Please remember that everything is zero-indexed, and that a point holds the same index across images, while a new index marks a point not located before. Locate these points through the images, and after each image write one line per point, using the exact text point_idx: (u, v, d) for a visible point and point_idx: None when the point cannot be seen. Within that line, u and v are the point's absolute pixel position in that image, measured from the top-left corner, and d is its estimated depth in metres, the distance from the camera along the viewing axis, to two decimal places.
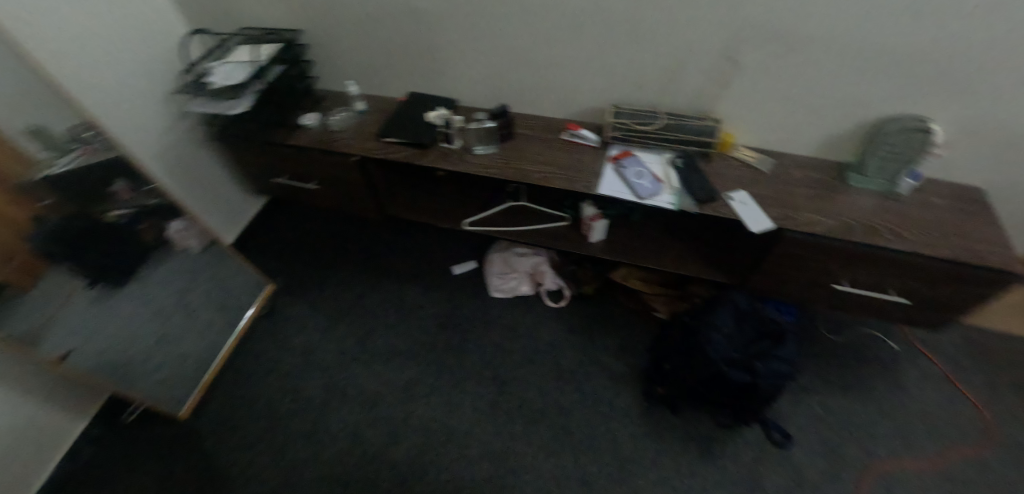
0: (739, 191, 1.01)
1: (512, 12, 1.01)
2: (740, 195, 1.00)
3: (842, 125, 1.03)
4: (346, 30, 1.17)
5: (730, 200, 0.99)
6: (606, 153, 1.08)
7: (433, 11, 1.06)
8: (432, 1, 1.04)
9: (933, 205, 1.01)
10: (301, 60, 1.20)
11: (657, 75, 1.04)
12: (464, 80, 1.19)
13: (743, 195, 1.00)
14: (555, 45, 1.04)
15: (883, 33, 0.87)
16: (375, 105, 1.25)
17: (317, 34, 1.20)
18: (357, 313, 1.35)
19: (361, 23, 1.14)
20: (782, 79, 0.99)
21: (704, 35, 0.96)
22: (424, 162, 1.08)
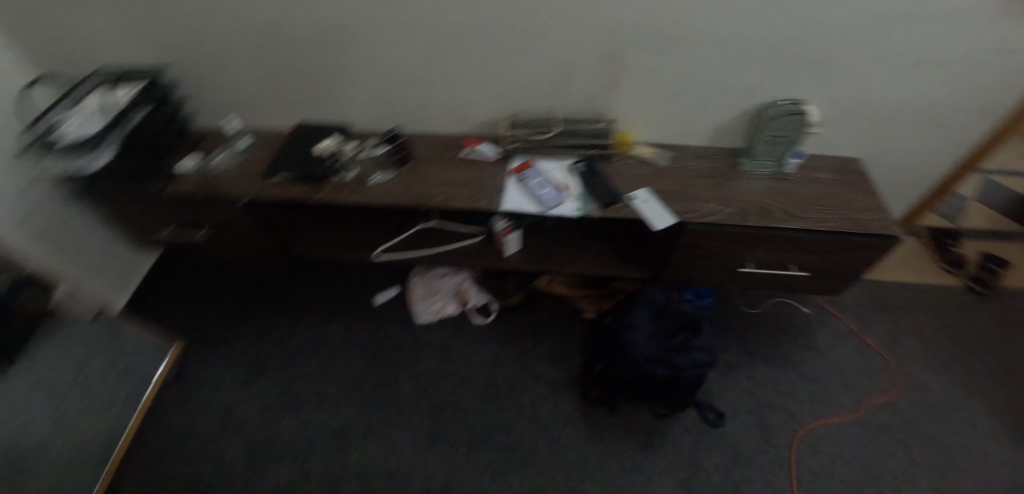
0: (641, 190, 1.02)
1: (388, 31, 0.96)
2: (644, 194, 1.00)
3: (727, 114, 1.06)
4: (214, 65, 1.08)
5: (634, 201, 1.00)
6: (506, 167, 1.07)
7: (305, 37, 0.99)
8: (301, 28, 0.98)
9: (816, 180, 1.07)
10: (170, 101, 1.12)
11: (546, 84, 1.04)
12: (354, 104, 1.13)
13: (646, 194, 1.01)
14: (442, 62, 1.01)
15: (751, 25, 0.90)
16: (263, 141, 1.18)
17: (183, 71, 1.11)
18: (279, 363, 1.30)
19: (229, 55, 1.06)
20: (665, 76, 1.00)
21: (583, 40, 0.95)
22: (317, 198, 1.03)
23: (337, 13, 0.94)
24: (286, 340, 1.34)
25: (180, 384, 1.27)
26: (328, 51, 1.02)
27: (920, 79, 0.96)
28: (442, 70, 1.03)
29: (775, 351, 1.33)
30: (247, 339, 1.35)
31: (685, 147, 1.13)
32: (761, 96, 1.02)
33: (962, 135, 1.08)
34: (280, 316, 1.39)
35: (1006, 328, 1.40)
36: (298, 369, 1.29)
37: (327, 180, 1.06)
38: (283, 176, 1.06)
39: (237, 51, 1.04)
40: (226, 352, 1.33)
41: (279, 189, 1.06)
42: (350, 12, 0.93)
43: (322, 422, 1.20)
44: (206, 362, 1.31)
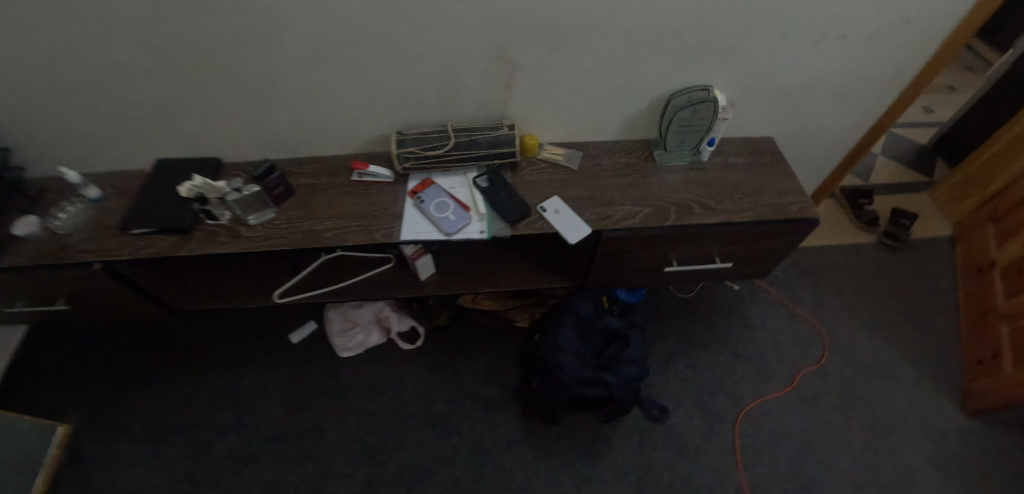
0: (552, 198, 0.94)
1: (238, 48, 0.81)
2: (555, 202, 0.93)
3: (637, 104, 0.99)
4: (29, 108, 0.89)
5: (545, 211, 0.92)
6: (404, 189, 0.96)
7: (139, 63, 0.83)
8: (130, 54, 0.81)
9: (731, 165, 1.03)
10: None
11: (436, 91, 0.93)
12: (219, 133, 0.98)
13: (558, 202, 0.94)
14: (312, 77, 0.88)
15: (650, 10, 0.82)
16: (119, 186, 1.01)
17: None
18: (189, 429, 1.18)
19: (47, 94, 0.87)
20: (565, 71, 0.92)
21: (469, 40, 0.85)
22: (187, 251, 0.89)
23: (169, 32, 0.78)
24: (196, 400, 1.21)
25: (74, 471, 1.12)
26: (171, 77, 0.85)
27: (824, 52, 0.93)
28: (314, 85, 0.90)
29: (712, 335, 1.32)
30: (149, 406, 1.20)
31: (597, 143, 1.06)
32: (668, 83, 0.96)
33: (869, 103, 1.07)
34: (186, 374, 1.25)
35: (922, 278, 1.46)
36: (213, 431, 1.17)
37: (198, 227, 0.92)
38: (141, 228, 0.91)
39: (55, 88, 0.85)
40: (127, 425, 1.18)
41: (139, 244, 0.90)
42: (184, 29, 0.78)
43: (245, 488, 1.10)
44: (103, 440, 1.16)
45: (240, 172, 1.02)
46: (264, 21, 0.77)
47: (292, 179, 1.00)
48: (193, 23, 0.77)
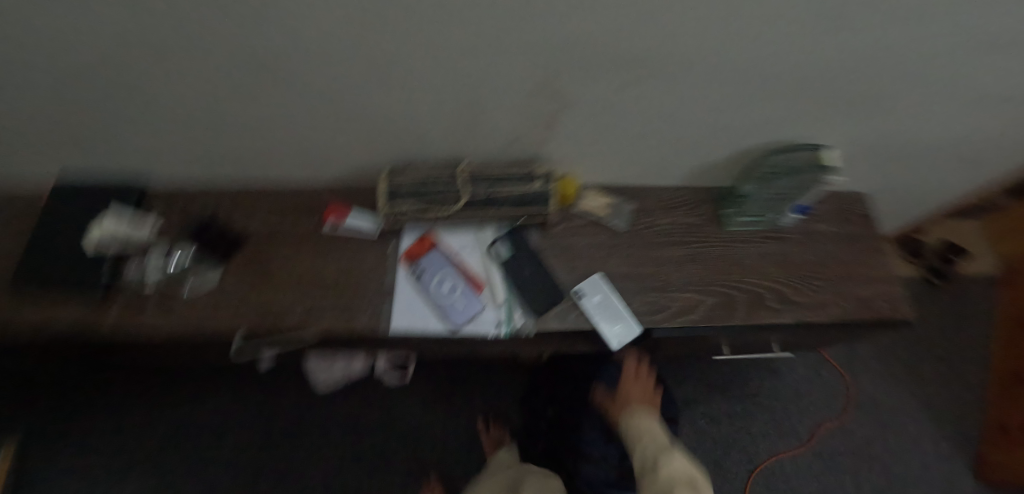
0: (592, 278, 0.72)
1: (151, 50, 0.52)
2: (596, 284, 0.72)
3: (715, 154, 0.74)
4: None
5: (584, 299, 0.71)
6: (395, 249, 0.73)
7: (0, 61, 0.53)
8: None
9: (817, 236, 0.81)
10: None
11: (449, 125, 0.66)
12: (142, 151, 0.70)
13: (600, 285, 0.72)
14: (271, 93, 0.60)
15: (776, 56, 0.55)
16: (15, 210, 0.76)
17: None
18: (148, 459, 1.04)
19: None
20: (631, 114, 0.65)
21: (504, 70, 0.57)
22: (107, 326, 0.68)
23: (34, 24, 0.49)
24: (153, 426, 1.05)
25: None
26: (53, 80, 0.56)
27: (984, 115, 0.68)
28: (275, 104, 0.62)
29: (732, 382, 1.20)
30: (98, 430, 1.05)
31: (652, 191, 0.81)
32: (767, 134, 0.70)
33: (999, 166, 0.84)
34: (140, 394, 1.08)
35: (964, 326, 1.33)
36: (173, 464, 1.03)
37: (118, 289, 0.70)
38: (39, 287, 0.69)
39: None
40: (76, 450, 1.04)
41: (40, 309, 0.69)
42: (56, 19, 0.48)
43: None
44: (48, 465, 1.02)
45: (174, 202, 0.77)
46: (190, 19, 0.48)
47: (246, 219, 0.75)
48: (66, 11, 0.47)
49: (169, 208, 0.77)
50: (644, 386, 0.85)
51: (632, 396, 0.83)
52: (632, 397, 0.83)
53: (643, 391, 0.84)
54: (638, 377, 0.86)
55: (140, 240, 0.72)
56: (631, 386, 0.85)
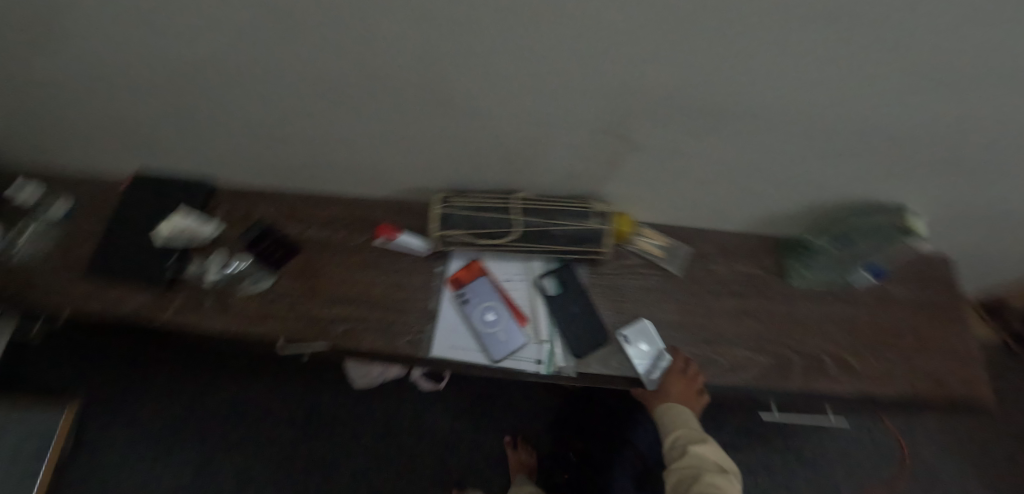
0: (638, 321, 0.70)
1: (235, 68, 0.55)
2: (644, 332, 0.70)
3: (786, 205, 0.70)
4: None
5: (630, 345, 0.69)
6: (442, 271, 0.73)
7: (101, 67, 0.57)
8: (81, 58, 0.56)
9: (892, 301, 0.75)
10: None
11: (510, 156, 0.66)
12: (215, 154, 0.73)
13: (649, 333, 0.70)
14: (341, 113, 0.61)
15: (870, 118, 0.51)
16: (97, 196, 0.81)
17: None
18: (190, 436, 1.09)
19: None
20: (700, 160, 0.62)
21: (572, 109, 0.56)
22: (168, 319, 0.72)
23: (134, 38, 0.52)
24: (199, 404, 1.11)
25: (79, 458, 1.08)
26: (144, 88, 0.60)
27: None
28: (342, 124, 0.63)
29: (781, 436, 1.09)
30: (151, 401, 1.12)
31: (713, 235, 0.77)
32: (850, 192, 0.64)
33: None
34: (188, 373, 1.13)
35: None
36: (214, 442, 1.09)
37: (180, 285, 0.74)
38: (113, 276, 0.73)
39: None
40: (129, 417, 1.11)
41: (109, 298, 0.74)
42: (157, 35, 0.51)
43: None
44: (107, 428, 1.10)
45: (236, 202, 0.79)
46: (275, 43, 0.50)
47: (302, 227, 0.77)
48: (165, 28, 0.49)
49: (231, 208, 0.79)
50: (689, 384, 0.69)
51: (671, 393, 0.70)
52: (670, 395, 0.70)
53: (685, 390, 0.69)
54: (686, 373, 0.69)
55: (203, 241, 0.75)
56: (670, 380, 0.69)
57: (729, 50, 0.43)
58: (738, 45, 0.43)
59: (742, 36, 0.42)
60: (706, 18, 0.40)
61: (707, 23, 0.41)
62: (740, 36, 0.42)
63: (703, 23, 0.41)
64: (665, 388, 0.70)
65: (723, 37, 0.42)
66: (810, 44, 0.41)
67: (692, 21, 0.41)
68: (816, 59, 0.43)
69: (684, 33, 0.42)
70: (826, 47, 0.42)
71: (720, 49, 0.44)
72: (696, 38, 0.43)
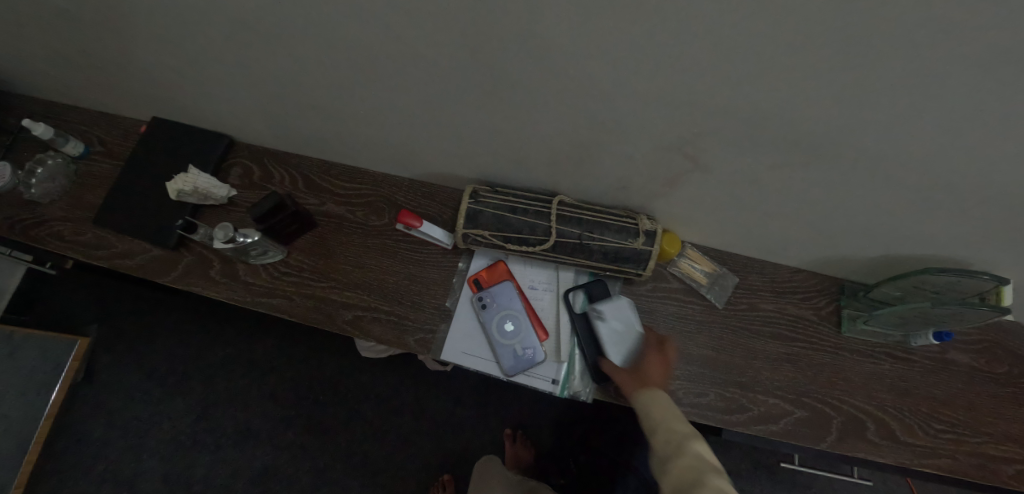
0: (619, 301, 0.65)
1: (260, 17, 0.48)
2: (619, 308, 0.64)
3: (860, 250, 0.61)
4: None
5: (601, 322, 0.64)
6: (464, 268, 0.68)
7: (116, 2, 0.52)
8: None
9: (963, 369, 0.66)
10: None
11: (555, 156, 0.58)
12: (236, 110, 0.68)
13: (625, 310, 0.64)
14: (369, 84, 0.55)
15: (1002, 172, 0.41)
16: (114, 139, 0.77)
17: None
18: (196, 381, 1.10)
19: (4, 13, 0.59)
20: (774, 189, 0.54)
21: (635, 116, 0.48)
22: (175, 280, 0.69)
23: None
24: (206, 351, 1.11)
25: (90, 387, 1.10)
26: (164, 28, 0.54)
27: None
28: (373, 96, 0.57)
29: (796, 477, 1.03)
30: (161, 341, 1.12)
31: (764, 267, 0.70)
32: (936, 248, 0.56)
33: None
34: (198, 319, 1.13)
35: None
36: (218, 391, 1.09)
37: (189, 246, 0.70)
38: (124, 227, 0.71)
39: (15, 6, 0.57)
40: (139, 355, 1.12)
41: (117, 249, 0.71)
42: None
43: (242, 463, 1.05)
44: (117, 363, 1.12)
45: (253, 161, 0.74)
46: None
47: (321, 200, 0.72)
48: None
49: (247, 168, 0.74)
50: (665, 363, 0.59)
51: (647, 376, 0.58)
52: (647, 378, 0.57)
53: (661, 369, 0.58)
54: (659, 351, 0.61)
55: (214, 201, 0.71)
56: (646, 358, 0.60)
57: (842, 67, 0.35)
58: (855, 62, 0.35)
59: (865, 52, 0.34)
60: (823, 24, 0.32)
61: (824, 29, 0.33)
62: (862, 51, 0.34)
63: (817, 30, 0.33)
64: (642, 368, 0.59)
65: (840, 51, 0.34)
66: (949, 71, 0.33)
67: (805, 25, 0.33)
68: (950, 91, 0.35)
69: (790, 41, 0.34)
70: (968, 78, 0.33)
71: (830, 64, 0.36)
72: (802, 50, 0.35)
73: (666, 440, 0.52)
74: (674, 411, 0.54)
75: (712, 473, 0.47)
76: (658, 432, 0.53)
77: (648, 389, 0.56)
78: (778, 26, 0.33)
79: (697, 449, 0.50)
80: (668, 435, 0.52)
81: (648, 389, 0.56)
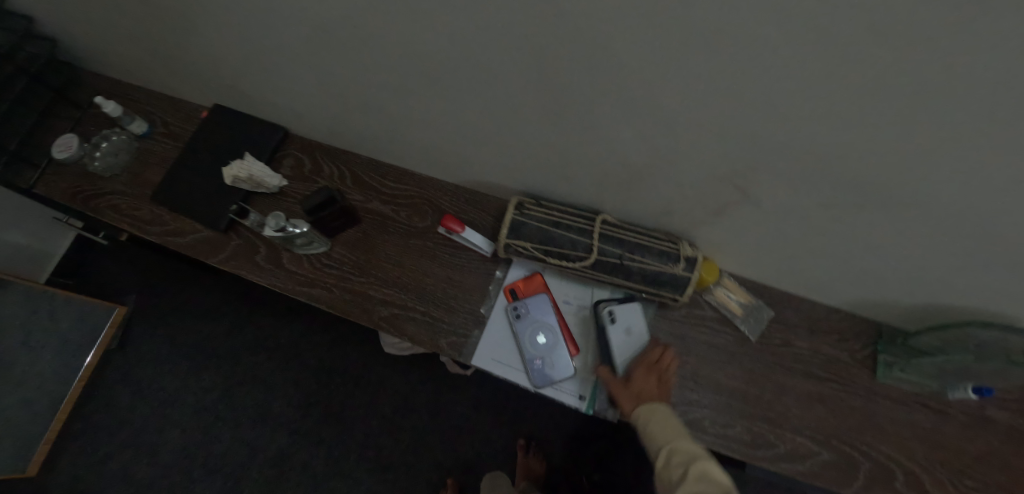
0: (634, 306, 0.65)
1: (335, 26, 0.51)
2: (631, 314, 0.65)
3: (902, 296, 0.61)
4: (79, 6, 0.66)
5: (613, 325, 0.64)
6: (501, 277, 0.69)
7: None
8: None
9: (1006, 428, 0.63)
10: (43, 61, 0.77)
11: (603, 176, 0.59)
12: (296, 105, 0.70)
13: (635, 315, 0.65)
14: (426, 88, 0.56)
15: None
16: (173, 122, 0.81)
17: (43, 7, 0.70)
18: (222, 359, 1.13)
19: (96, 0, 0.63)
20: (821, 228, 0.54)
21: (691, 144, 0.48)
22: (221, 262, 0.72)
23: None
24: (234, 331, 1.15)
25: (122, 354, 1.14)
26: (241, 24, 0.57)
27: None
28: (430, 106, 0.59)
29: None
30: (192, 317, 1.16)
31: (801, 304, 0.69)
32: (983, 301, 0.55)
33: None
34: (230, 300, 1.16)
35: None
36: (243, 371, 1.12)
37: (238, 230, 0.73)
38: (179, 208, 0.74)
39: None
40: (170, 328, 1.16)
41: (170, 227, 0.74)
42: None
43: (259, 444, 1.08)
44: (150, 334, 1.16)
45: (305, 154, 0.77)
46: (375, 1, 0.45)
47: (367, 197, 0.74)
48: None
49: (299, 160, 0.76)
50: (659, 377, 0.60)
51: (641, 391, 0.59)
52: (638, 391, 0.59)
53: (656, 384, 0.59)
54: (656, 364, 0.61)
55: (266, 189, 0.73)
56: (638, 371, 0.61)
57: (910, 115, 0.36)
58: (926, 114, 0.35)
59: (931, 103, 0.34)
60: (895, 72, 0.33)
61: (897, 77, 0.33)
62: (932, 104, 0.34)
63: (886, 77, 0.33)
64: (632, 381, 0.60)
65: (911, 102, 0.35)
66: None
67: (875, 71, 0.33)
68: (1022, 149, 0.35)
69: (858, 84, 0.35)
70: None
71: (899, 112, 0.36)
72: (869, 93, 0.35)
73: (674, 462, 0.52)
74: (681, 433, 0.54)
75: None
76: (665, 453, 0.53)
77: (644, 406, 0.58)
78: (849, 69, 0.34)
79: (704, 469, 0.50)
80: (676, 456, 0.52)
81: (646, 405, 0.58)
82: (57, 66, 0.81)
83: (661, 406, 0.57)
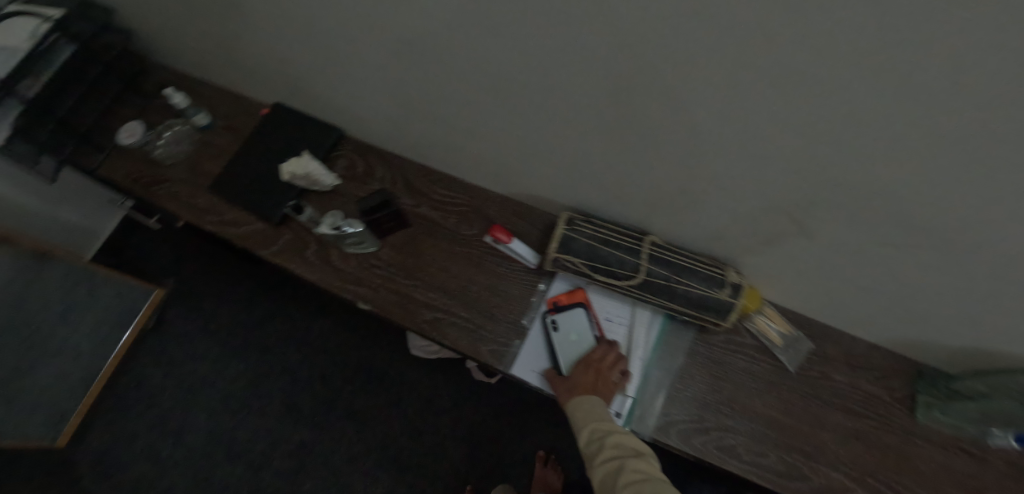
0: (576, 309, 0.68)
1: (412, 39, 0.53)
2: (574, 320, 0.68)
3: (948, 339, 0.60)
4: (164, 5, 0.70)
5: (556, 331, 0.68)
6: (544, 289, 0.70)
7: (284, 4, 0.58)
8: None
9: None
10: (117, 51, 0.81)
11: (657, 199, 0.61)
12: (357, 110, 0.73)
13: (579, 319, 0.68)
14: (492, 101, 0.58)
15: None
16: (234, 117, 0.84)
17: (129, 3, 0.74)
18: (252, 348, 1.16)
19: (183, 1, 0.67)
20: (875, 267, 0.54)
21: (755, 176, 0.49)
22: (271, 255, 0.74)
23: None
24: (265, 321, 1.17)
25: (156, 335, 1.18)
26: (319, 32, 0.60)
27: None
28: (493, 121, 0.61)
29: None
30: (226, 305, 1.19)
31: (841, 338, 0.69)
32: None
33: None
34: (264, 290, 1.19)
35: None
36: (271, 361, 1.15)
37: (290, 225, 0.75)
38: (237, 200, 0.77)
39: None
40: (204, 314, 1.19)
41: (225, 218, 0.77)
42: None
43: (282, 435, 1.10)
44: (184, 318, 1.19)
45: (360, 156, 0.79)
46: (458, 16, 0.47)
47: (417, 202, 0.76)
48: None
49: (352, 161, 0.79)
50: (597, 374, 0.65)
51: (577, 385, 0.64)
52: (576, 387, 0.64)
53: (593, 379, 0.64)
54: (597, 362, 0.66)
55: (320, 187, 0.76)
56: (578, 370, 0.65)
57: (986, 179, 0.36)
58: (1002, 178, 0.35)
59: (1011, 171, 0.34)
60: (978, 135, 0.33)
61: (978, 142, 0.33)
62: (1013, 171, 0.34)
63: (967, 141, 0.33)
64: (571, 377, 0.64)
65: (989, 166, 0.35)
66: None
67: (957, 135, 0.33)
68: None
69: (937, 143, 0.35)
70: None
71: (975, 174, 0.36)
72: (948, 152, 0.35)
73: (594, 439, 0.60)
74: (599, 412, 0.61)
75: (632, 460, 0.56)
76: (586, 432, 0.60)
77: (576, 398, 0.63)
78: (929, 129, 0.34)
79: (619, 439, 0.58)
80: (595, 433, 0.60)
81: (575, 398, 0.63)
82: (131, 56, 0.85)
83: (587, 394, 0.63)
